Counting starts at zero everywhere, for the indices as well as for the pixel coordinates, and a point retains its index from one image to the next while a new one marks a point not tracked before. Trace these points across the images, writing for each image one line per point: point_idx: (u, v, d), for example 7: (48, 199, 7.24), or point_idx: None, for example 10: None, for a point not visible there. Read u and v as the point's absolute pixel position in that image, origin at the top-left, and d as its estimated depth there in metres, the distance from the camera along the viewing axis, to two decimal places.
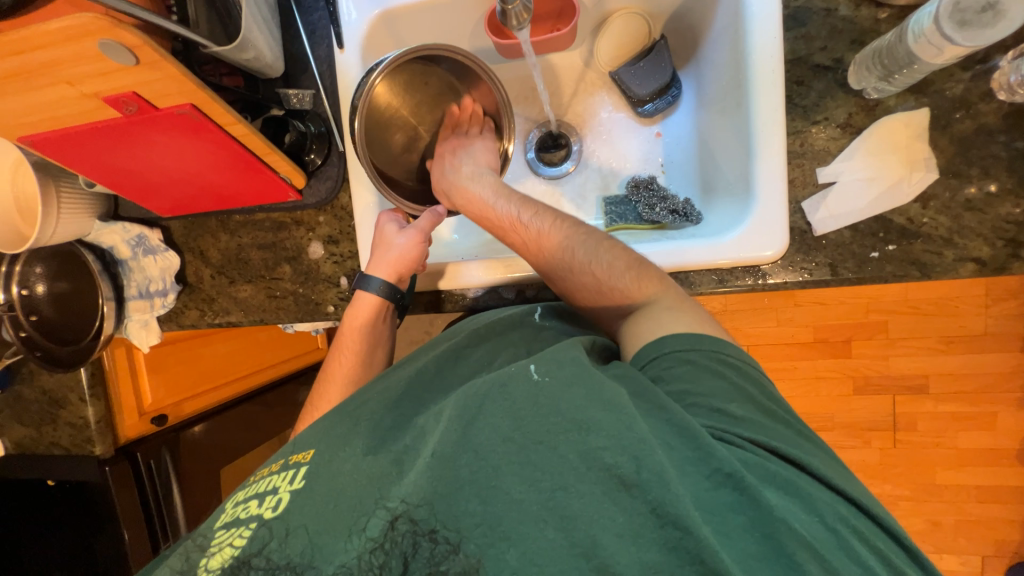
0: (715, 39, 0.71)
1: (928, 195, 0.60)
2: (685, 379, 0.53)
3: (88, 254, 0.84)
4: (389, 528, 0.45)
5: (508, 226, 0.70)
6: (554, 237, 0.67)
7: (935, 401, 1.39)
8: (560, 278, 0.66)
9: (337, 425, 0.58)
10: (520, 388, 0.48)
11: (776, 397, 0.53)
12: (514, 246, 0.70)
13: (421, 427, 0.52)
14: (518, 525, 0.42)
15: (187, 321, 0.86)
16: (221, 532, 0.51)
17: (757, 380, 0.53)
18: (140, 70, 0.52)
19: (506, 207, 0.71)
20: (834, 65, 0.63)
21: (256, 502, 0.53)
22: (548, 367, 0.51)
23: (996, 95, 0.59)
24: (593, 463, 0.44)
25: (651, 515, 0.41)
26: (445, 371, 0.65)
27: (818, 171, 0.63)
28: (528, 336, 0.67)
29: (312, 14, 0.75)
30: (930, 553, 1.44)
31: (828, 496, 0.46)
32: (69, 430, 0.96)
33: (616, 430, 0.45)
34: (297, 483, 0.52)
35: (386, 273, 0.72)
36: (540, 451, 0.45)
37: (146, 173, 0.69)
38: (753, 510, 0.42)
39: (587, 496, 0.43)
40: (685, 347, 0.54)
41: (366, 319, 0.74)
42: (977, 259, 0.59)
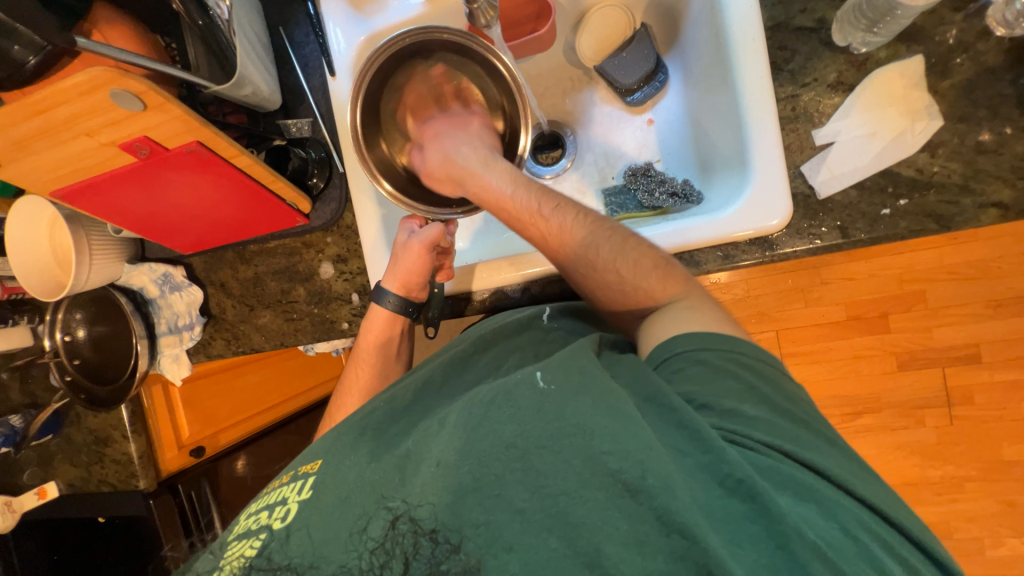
0: (693, 20, 0.71)
1: (935, 143, 0.57)
2: (697, 381, 0.50)
3: (122, 297, 0.90)
4: (390, 528, 0.46)
5: (528, 218, 0.65)
6: (576, 232, 0.63)
7: (990, 370, 1.30)
8: (574, 270, 0.63)
9: (341, 437, 0.57)
10: (526, 395, 0.48)
11: (794, 396, 0.49)
12: (536, 240, 0.65)
13: (424, 430, 0.53)
14: (523, 536, 0.42)
15: (214, 352, 0.90)
16: (235, 543, 0.52)
17: (774, 379, 0.50)
18: (149, 114, 0.57)
19: (524, 197, 0.66)
20: (818, 25, 0.62)
21: (266, 512, 0.53)
22: (555, 375, 0.49)
23: (994, 32, 0.56)
24: (597, 468, 0.42)
25: (657, 522, 0.40)
26: (450, 381, 0.65)
27: (814, 133, 0.62)
28: (536, 339, 0.66)
29: (304, 48, 0.80)
30: (1010, 538, 1.32)
31: (853, 503, 0.43)
32: (114, 467, 1.01)
33: (622, 436, 0.43)
34: (305, 493, 0.52)
35: (394, 284, 0.74)
36: (542, 456, 0.44)
37: (164, 213, 0.74)
38: (769, 518, 0.39)
39: (591, 502, 0.41)
40: (698, 347, 0.52)
41: (382, 330, 0.76)
42: (999, 203, 0.56)
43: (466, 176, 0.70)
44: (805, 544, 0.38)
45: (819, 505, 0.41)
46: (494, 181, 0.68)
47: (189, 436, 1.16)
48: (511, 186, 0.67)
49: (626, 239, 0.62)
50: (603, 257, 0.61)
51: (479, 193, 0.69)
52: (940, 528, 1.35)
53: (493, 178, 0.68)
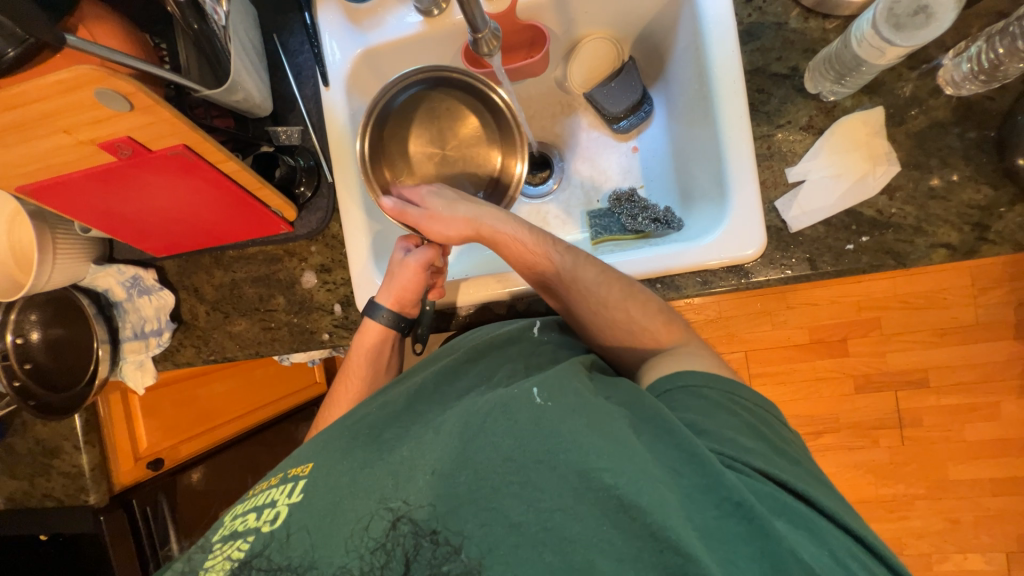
0: (679, 57, 0.76)
1: (893, 187, 0.63)
2: (699, 411, 0.52)
3: (84, 299, 0.85)
4: (391, 528, 0.46)
5: (540, 255, 0.67)
6: (587, 271, 0.66)
7: (937, 394, 1.39)
8: (582, 305, 0.66)
9: (334, 438, 0.57)
10: (523, 410, 0.48)
11: (787, 440, 0.53)
12: (546, 275, 0.67)
13: (418, 437, 0.53)
14: (518, 550, 0.42)
15: (182, 359, 0.86)
16: (222, 542, 0.51)
17: (768, 421, 0.53)
18: (135, 116, 0.55)
19: (539, 237, 0.69)
20: (792, 73, 0.67)
21: (254, 515, 0.52)
22: (551, 391, 0.50)
23: (944, 91, 0.62)
24: (591, 483, 0.43)
25: (650, 538, 0.41)
26: (444, 386, 0.63)
27: (787, 171, 0.66)
28: (526, 351, 0.66)
29: (298, 57, 0.79)
30: (954, 553, 1.40)
31: (842, 536, 0.45)
32: (62, 480, 0.94)
33: (617, 455, 0.44)
34: (296, 496, 0.51)
35: (389, 300, 0.73)
36: (540, 471, 0.44)
37: (140, 214, 0.71)
38: (767, 540, 0.41)
39: (585, 518, 0.42)
40: (702, 383, 0.54)
41: (372, 340, 0.75)
42: (947, 245, 0.61)
43: (477, 224, 0.71)
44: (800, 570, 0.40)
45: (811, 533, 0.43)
46: (508, 227, 0.70)
47: (147, 447, 1.10)
48: (527, 232, 0.69)
49: (631, 285, 0.65)
50: (607, 300, 0.64)
51: (490, 240, 0.71)
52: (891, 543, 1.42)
53: (508, 221, 0.70)
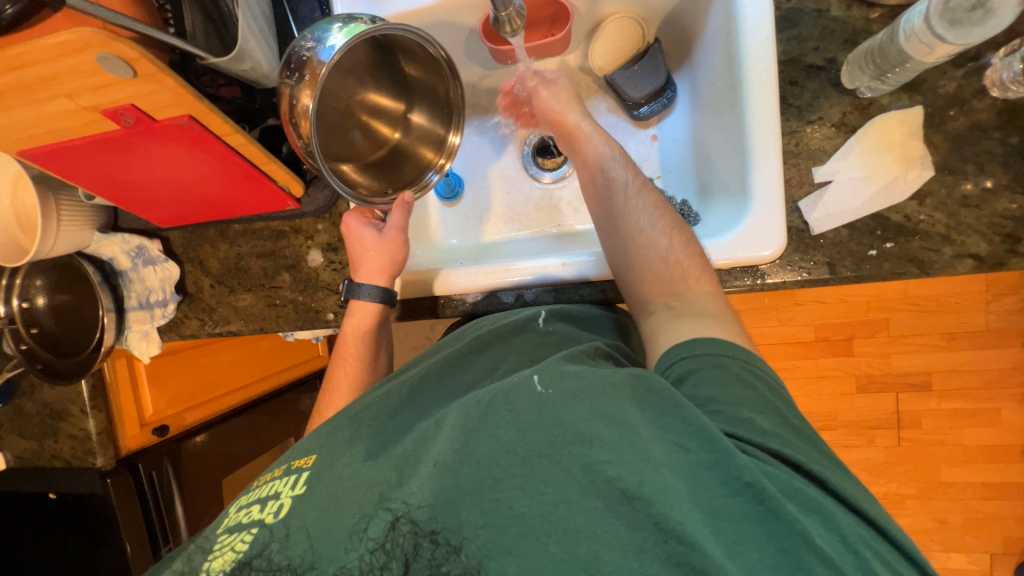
0: (708, 41, 0.72)
1: (925, 192, 0.60)
2: (716, 388, 0.50)
3: (88, 266, 0.84)
4: (390, 528, 0.45)
5: (614, 180, 0.68)
6: (657, 220, 0.65)
7: (939, 398, 1.38)
8: (641, 256, 0.63)
9: (339, 428, 0.58)
10: (524, 400, 0.48)
11: (802, 419, 0.51)
12: (614, 206, 0.67)
13: (421, 433, 0.53)
14: (520, 539, 0.42)
15: (187, 331, 0.86)
16: (225, 535, 0.52)
17: (784, 400, 0.52)
18: (138, 83, 0.53)
19: (623, 167, 0.69)
20: (828, 65, 0.63)
21: (257, 507, 0.53)
22: (551, 379, 0.50)
23: (989, 92, 0.59)
24: (595, 476, 0.43)
25: (654, 529, 0.40)
26: (446, 380, 0.63)
27: (814, 170, 0.63)
28: (532, 342, 0.65)
29: (308, 24, 0.76)
30: (939, 552, 1.42)
31: (853, 520, 0.44)
32: (70, 442, 0.97)
33: (620, 445, 0.44)
34: (297, 488, 0.52)
35: (379, 278, 0.73)
36: (543, 465, 0.44)
37: (144, 184, 0.69)
38: (770, 525, 0.40)
39: (590, 510, 0.42)
40: (719, 352, 0.53)
41: (368, 323, 0.74)
42: (975, 255, 0.59)
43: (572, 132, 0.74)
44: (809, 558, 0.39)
45: (806, 509, 0.43)
46: (599, 145, 0.71)
47: (152, 414, 1.11)
48: (613, 156, 0.70)
49: (644, 183, 0.69)
50: (623, 187, 0.68)
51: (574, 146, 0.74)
52: None
53: (598, 140, 0.72)
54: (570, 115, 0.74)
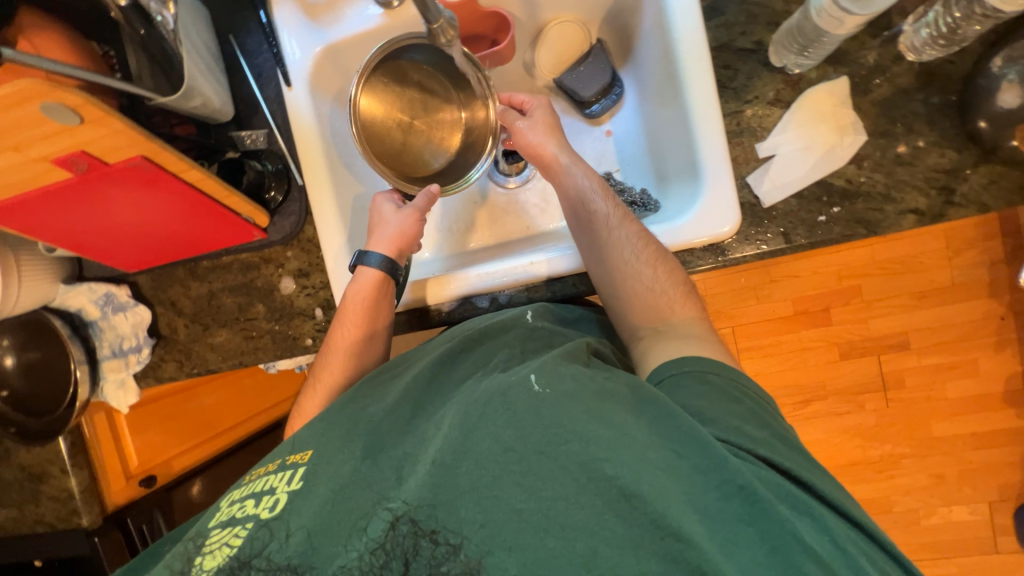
0: (645, 37, 0.75)
1: (861, 156, 0.63)
2: (706, 398, 0.52)
3: (57, 321, 0.84)
4: (390, 528, 0.45)
5: (596, 213, 0.69)
6: (641, 252, 0.65)
7: (918, 356, 1.42)
8: (628, 287, 0.65)
9: (336, 425, 0.57)
10: (522, 397, 0.48)
11: (786, 429, 0.54)
12: (599, 241, 0.68)
13: (420, 435, 0.53)
14: (519, 535, 0.42)
15: (165, 375, 0.85)
16: (218, 531, 0.51)
17: (768, 412, 0.54)
18: (87, 129, 0.53)
19: (605, 201, 0.69)
20: (757, 47, 0.67)
21: (252, 502, 0.53)
22: (548, 378, 0.50)
23: (906, 57, 0.63)
24: (593, 473, 0.43)
25: (651, 526, 0.41)
26: (442, 378, 0.62)
27: (757, 146, 0.66)
28: (522, 336, 0.65)
29: (257, 57, 0.77)
30: (940, 507, 1.45)
31: (840, 522, 0.45)
32: (53, 504, 0.94)
33: (616, 445, 0.44)
34: (296, 483, 0.52)
35: (387, 249, 0.74)
36: (542, 462, 0.44)
37: (103, 229, 0.69)
38: (761, 525, 0.42)
39: (587, 507, 0.42)
40: (707, 368, 0.55)
41: (370, 291, 0.72)
42: (916, 210, 0.62)
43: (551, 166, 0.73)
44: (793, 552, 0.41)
45: (796, 509, 0.44)
46: (580, 179, 0.71)
47: (137, 465, 1.09)
48: (595, 190, 0.70)
49: (626, 214, 0.69)
50: (606, 220, 0.68)
51: (555, 180, 0.73)
52: (880, 502, 1.47)
53: (577, 174, 0.71)
54: (549, 148, 0.73)
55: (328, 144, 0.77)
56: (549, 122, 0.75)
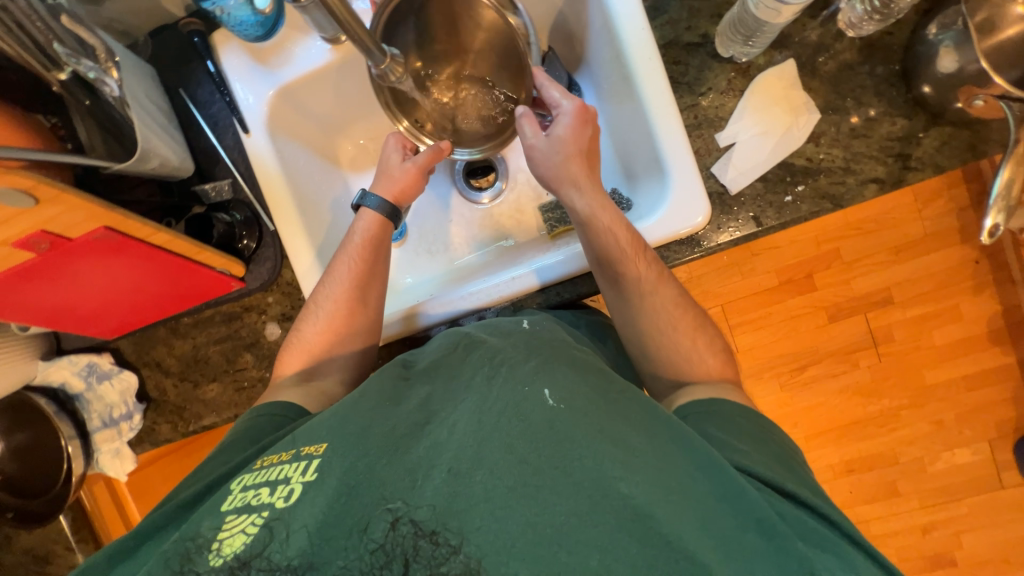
0: (595, 40, 0.76)
1: (818, 133, 0.65)
2: (731, 434, 0.54)
3: (41, 399, 0.82)
4: (390, 529, 0.44)
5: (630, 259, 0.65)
6: (673, 312, 0.65)
7: (903, 308, 1.46)
8: (640, 321, 0.66)
9: (352, 418, 0.52)
10: (536, 410, 0.47)
11: (812, 478, 0.54)
12: (632, 298, 0.66)
13: (434, 435, 0.49)
14: (533, 548, 0.41)
15: (160, 438, 0.83)
16: (232, 517, 0.47)
17: (794, 460, 0.55)
18: (43, 208, 0.52)
19: (642, 258, 0.65)
20: (703, 40, 0.68)
21: (266, 490, 0.49)
22: (564, 394, 0.49)
23: (846, 34, 0.64)
24: (606, 492, 0.43)
25: (666, 547, 0.41)
26: (455, 375, 0.57)
27: (717, 136, 0.68)
28: (521, 335, 0.60)
29: (210, 107, 0.76)
30: (943, 452, 1.48)
31: (868, 563, 0.45)
32: None
33: (634, 466, 0.44)
34: (310, 476, 0.48)
35: (386, 194, 0.74)
36: (555, 476, 0.43)
37: (76, 302, 0.67)
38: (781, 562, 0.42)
39: (600, 525, 0.42)
40: (735, 411, 0.57)
41: (374, 232, 0.73)
42: (876, 179, 0.63)
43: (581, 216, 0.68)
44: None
45: (820, 547, 0.45)
46: (615, 229, 0.65)
47: None
48: (631, 245, 0.65)
49: (659, 275, 0.66)
50: (637, 284, 0.65)
51: (584, 229, 0.68)
52: (886, 456, 1.50)
53: (608, 222, 0.66)
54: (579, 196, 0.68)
55: (295, 185, 0.77)
56: (568, 147, 0.68)
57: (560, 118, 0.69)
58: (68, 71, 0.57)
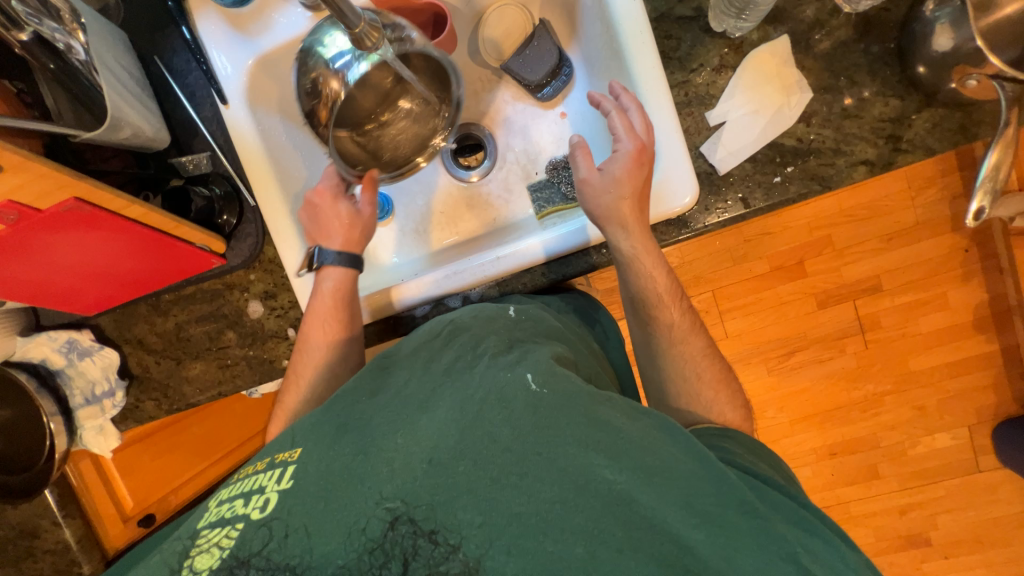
0: (586, 14, 0.73)
1: (809, 113, 0.64)
2: (734, 448, 0.56)
3: (21, 375, 0.81)
4: (390, 528, 0.43)
5: (665, 302, 0.66)
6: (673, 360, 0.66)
7: (891, 296, 1.47)
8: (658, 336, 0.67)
9: (327, 418, 0.51)
10: (519, 398, 0.46)
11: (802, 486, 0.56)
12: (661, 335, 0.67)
13: (415, 428, 0.48)
14: (517, 540, 0.41)
15: (145, 415, 0.83)
16: (208, 533, 0.47)
17: (788, 474, 0.57)
18: (8, 178, 0.50)
19: (679, 306, 0.67)
20: (696, 13, 0.66)
21: (241, 501, 0.48)
22: (546, 377, 0.48)
23: (842, 9, 0.63)
24: (590, 478, 0.43)
25: (652, 530, 0.41)
26: (430, 365, 0.55)
27: (708, 115, 0.66)
28: (508, 325, 0.60)
29: (187, 77, 0.74)
30: (924, 436, 1.52)
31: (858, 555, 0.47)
32: (50, 559, 0.92)
33: (623, 452, 0.44)
34: (285, 483, 0.46)
35: (341, 245, 0.71)
36: (539, 464, 0.43)
37: (51, 277, 0.66)
38: (770, 539, 0.42)
39: (587, 510, 0.42)
40: (741, 437, 0.59)
41: (341, 286, 0.71)
42: (866, 161, 0.62)
43: (632, 259, 0.64)
44: (796, 568, 0.41)
45: (806, 531, 0.46)
46: (658, 274, 0.65)
47: (133, 506, 1.10)
48: (669, 291, 0.66)
49: (690, 324, 0.67)
50: (669, 330, 0.67)
51: (631, 271, 0.65)
52: (868, 440, 1.53)
53: (655, 268, 0.65)
54: (632, 235, 0.63)
55: (276, 160, 0.75)
56: (623, 187, 0.62)
57: (616, 156, 0.62)
58: (28, 32, 0.55)
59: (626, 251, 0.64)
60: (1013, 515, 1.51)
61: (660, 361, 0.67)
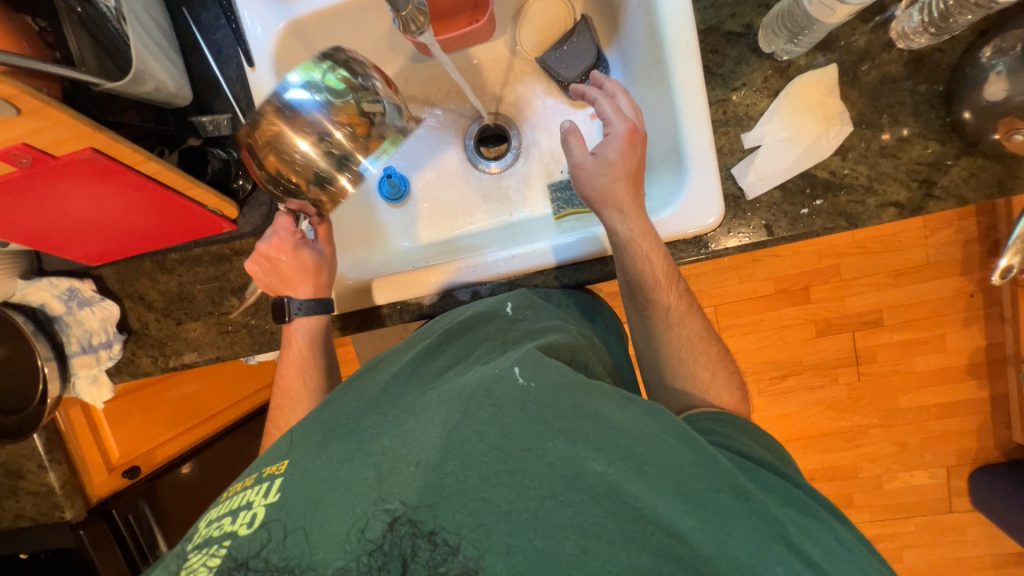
0: (631, 16, 0.72)
1: (846, 147, 0.62)
2: (729, 433, 0.56)
3: (18, 316, 0.79)
4: (389, 529, 0.43)
5: (664, 284, 0.64)
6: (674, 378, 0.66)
7: (890, 331, 1.47)
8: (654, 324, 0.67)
9: (313, 430, 0.52)
10: (506, 392, 0.46)
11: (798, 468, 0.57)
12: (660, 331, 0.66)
13: (403, 428, 0.48)
14: (508, 538, 0.41)
15: (139, 369, 0.82)
16: (195, 554, 0.47)
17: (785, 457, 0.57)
18: (25, 120, 0.49)
19: (678, 294, 0.66)
20: (745, 31, 0.65)
21: (229, 519, 0.48)
22: (534, 370, 0.47)
23: (895, 44, 0.61)
24: (578, 475, 0.42)
25: (643, 522, 0.40)
26: (420, 372, 0.56)
27: (743, 136, 0.65)
28: (503, 327, 0.60)
29: (215, 33, 0.72)
30: (902, 472, 1.54)
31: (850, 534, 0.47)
32: (33, 499, 0.94)
33: (613, 443, 0.43)
34: (272, 496, 0.47)
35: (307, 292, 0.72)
36: (527, 460, 0.42)
37: (57, 223, 0.64)
38: (763, 520, 0.42)
39: (576, 505, 0.41)
40: (739, 422, 0.59)
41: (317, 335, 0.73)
42: (896, 203, 0.62)
43: (624, 243, 0.63)
44: (788, 548, 0.41)
45: (802, 512, 0.46)
46: (658, 256, 0.63)
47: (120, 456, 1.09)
48: (667, 275, 0.64)
49: (688, 305, 0.67)
50: (667, 312, 0.66)
51: (630, 258, 0.63)
52: (847, 469, 1.55)
53: (654, 249, 0.63)
54: (625, 216, 0.62)
55: None
56: (616, 169, 0.62)
57: (608, 139, 0.63)
58: None
59: (620, 235, 0.62)
60: (978, 557, 1.55)
61: (662, 377, 0.67)
